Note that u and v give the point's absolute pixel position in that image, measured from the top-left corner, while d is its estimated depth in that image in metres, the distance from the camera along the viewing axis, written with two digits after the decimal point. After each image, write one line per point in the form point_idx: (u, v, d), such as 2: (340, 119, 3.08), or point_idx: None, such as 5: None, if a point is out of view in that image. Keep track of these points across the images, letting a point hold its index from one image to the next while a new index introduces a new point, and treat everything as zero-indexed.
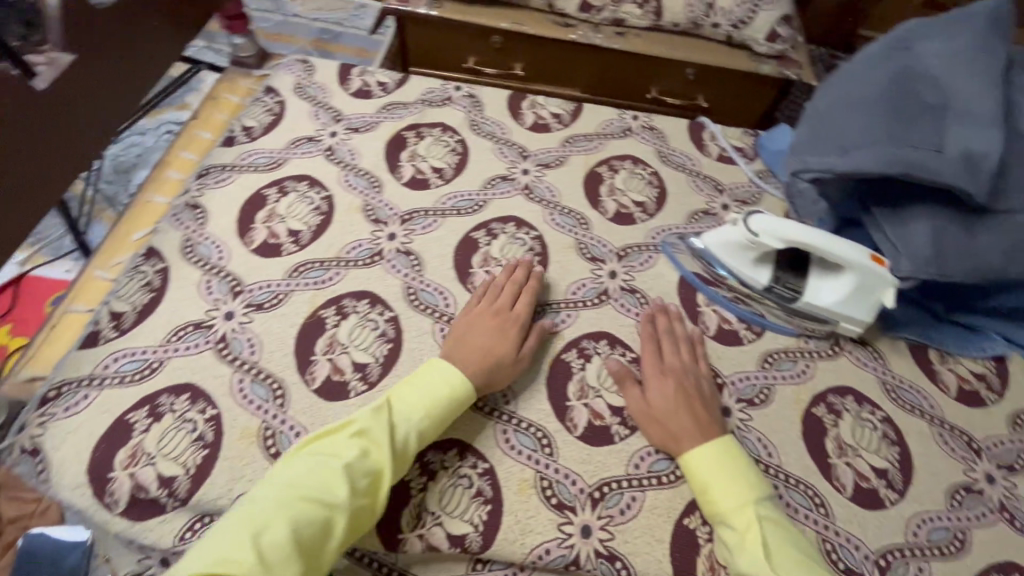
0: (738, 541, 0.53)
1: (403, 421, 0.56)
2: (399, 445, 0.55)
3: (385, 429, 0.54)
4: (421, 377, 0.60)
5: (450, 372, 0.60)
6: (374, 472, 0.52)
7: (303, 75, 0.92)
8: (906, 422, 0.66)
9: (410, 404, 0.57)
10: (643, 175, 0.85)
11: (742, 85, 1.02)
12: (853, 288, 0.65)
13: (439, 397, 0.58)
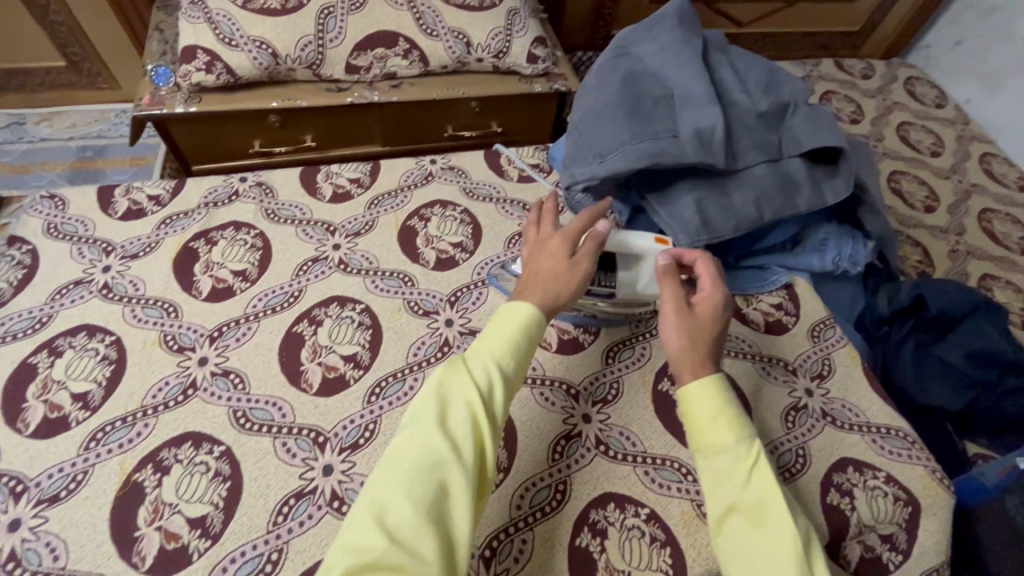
0: (737, 474, 0.51)
1: (485, 362, 0.54)
2: (506, 398, 0.54)
3: (471, 380, 0.52)
4: (501, 321, 0.58)
5: (523, 308, 0.58)
6: (491, 439, 0.51)
7: (53, 213, 0.81)
8: (735, 368, 0.74)
9: (498, 340, 0.55)
10: (454, 216, 0.87)
11: (525, 104, 1.09)
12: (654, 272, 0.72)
13: (513, 323, 0.56)
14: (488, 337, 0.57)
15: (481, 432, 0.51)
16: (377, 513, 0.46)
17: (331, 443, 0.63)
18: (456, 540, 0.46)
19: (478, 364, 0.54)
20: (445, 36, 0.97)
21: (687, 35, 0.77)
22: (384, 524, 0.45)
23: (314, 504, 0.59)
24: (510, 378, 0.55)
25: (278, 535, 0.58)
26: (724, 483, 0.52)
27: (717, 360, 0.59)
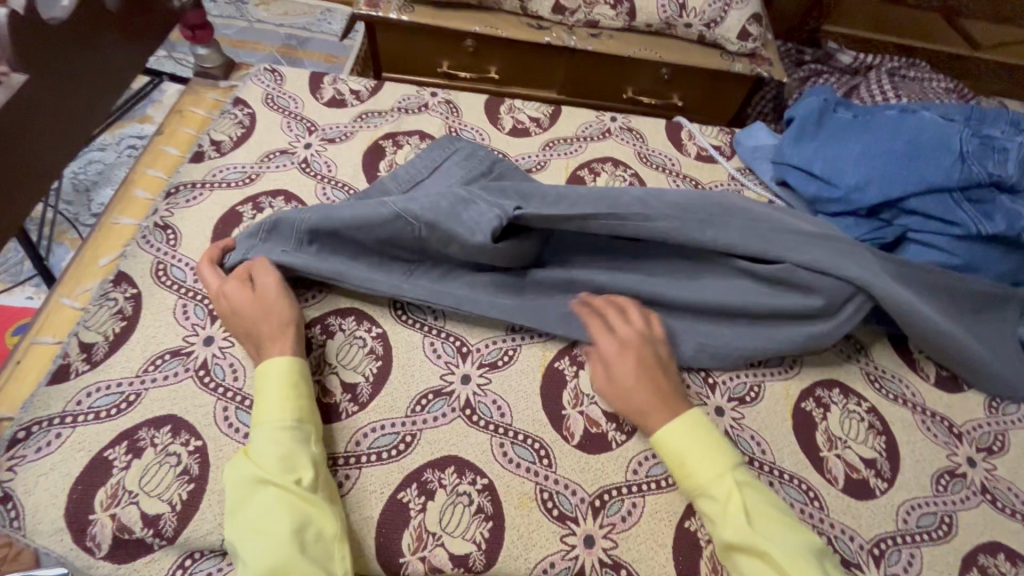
0: (720, 515, 0.52)
1: (259, 441, 0.52)
2: (295, 435, 0.53)
3: (248, 464, 0.50)
4: (259, 384, 0.56)
5: (276, 367, 0.56)
6: (289, 487, 0.49)
7: (272, 85, 0.89)
8: (890, 412, 0.68)
9: (265, 414, 0.53)
10: (623, 177, 0.85)
11: (716, 82, 1.03)
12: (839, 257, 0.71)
13: (279, 382, 0.55)
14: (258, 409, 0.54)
15: (276, 487, 0.49)
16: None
17: (473, 357, 0.66)
18: None
19: (267, 429, 0.52)
20: None
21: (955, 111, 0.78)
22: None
23: (449, 405, 0.63)
24: (282, 430, 0.53)
25: (411, 421, 0.61)
26: (715, 526, 0.53)
27: (685, 399, 0.60)
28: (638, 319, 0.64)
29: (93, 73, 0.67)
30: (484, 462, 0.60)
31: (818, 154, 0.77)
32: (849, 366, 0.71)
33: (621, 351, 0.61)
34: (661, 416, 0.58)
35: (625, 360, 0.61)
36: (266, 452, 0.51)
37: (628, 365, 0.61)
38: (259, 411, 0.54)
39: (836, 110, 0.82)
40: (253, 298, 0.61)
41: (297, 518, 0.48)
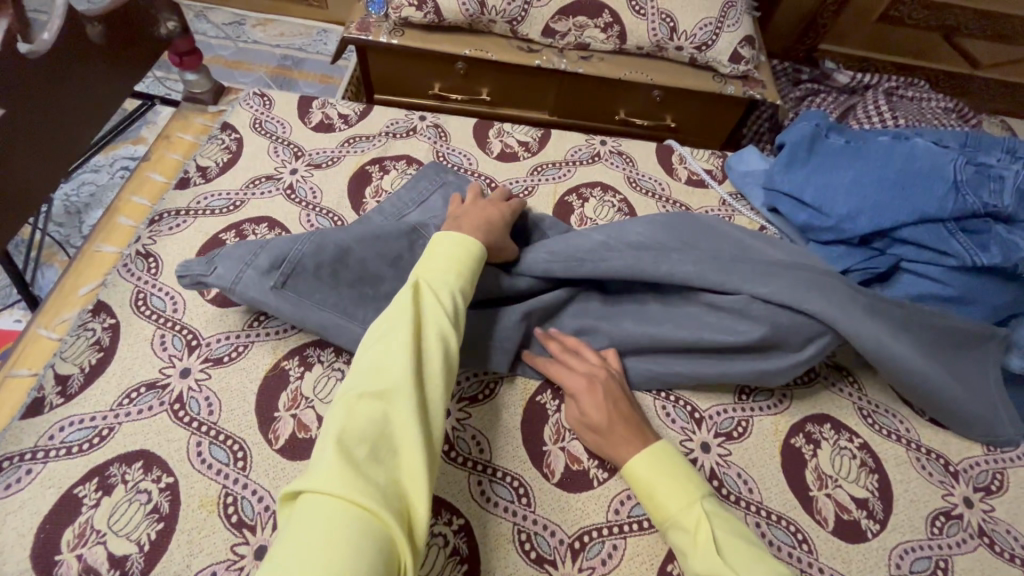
0: (690, 545, 0.50)
1: (437, 291, 0.54)
2: (452, 352, 0.52)
3: (425, 305, 0.53)
4: (442, 257, 0.58)
5: (459, 250, 0.59)
6: (426, 389, 0.48)
7: (260, 110, 0.89)
8: (883, 448, 0.66)
9: (437, 275, 0.56)
10: (611, 202, 0.83)
11: (709, 103, 1.02)
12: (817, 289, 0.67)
13: (465, 262, 0.58)
14: (400, 305, 0.52)
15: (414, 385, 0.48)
16: (348, 414, 0.45)
17: (450, 391, 0.65)
18: (425, 445, 0.46)
19: (434, 333, 0.51)
20: (651, 17, 0.92)
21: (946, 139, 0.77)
22: (343, 482, 0.40)
23: None
24: (449, 349, 0.52)
25: None
26: (687, 560, 0.50)
27: (645, 429, 0.59)
28: (594, 356, 0.65)
29: (73, 104, 0.67)
30: (460, 502, 0.58)
31: (808, 181, 0.76)
32: (841, 399, 0.69)
33: (586, 394, 0.61)
34: (625, 449, 0.58)
35: (586, 398, 0.60)
36: (422, 353, 0.50)
37: (592, 396, 0.60)
38: (414, 314, 0.52)
39: (828, 135, 0.81)
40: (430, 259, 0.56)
41: (437, 385, 0.50)
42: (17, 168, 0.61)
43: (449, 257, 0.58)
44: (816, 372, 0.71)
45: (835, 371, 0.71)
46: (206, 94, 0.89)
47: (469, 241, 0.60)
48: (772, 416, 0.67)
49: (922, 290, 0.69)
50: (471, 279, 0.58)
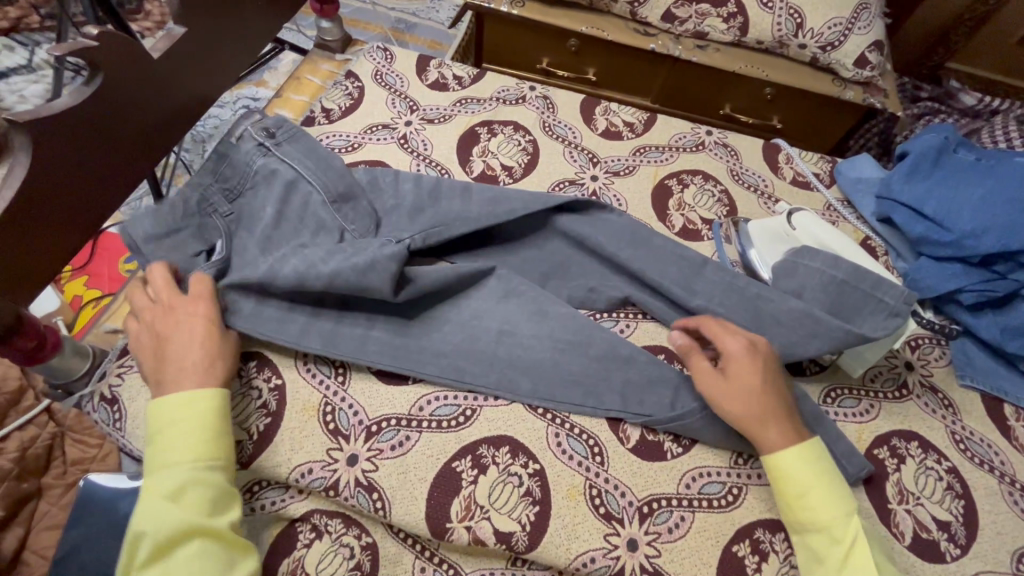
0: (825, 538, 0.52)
1: (178, 484, 0.49)
2: (213, 492, 0.50)
3: (176, 506, 0.48)
4: (163, 423, 0.51)
5: (173, 406, 0.52)
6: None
7: (382, 63, 0.94)
8: (973, 476, 0.63)
9: (166, 447, 0.50)
10: (712, 192, 0.83)
11: (822, 107, 1.00)
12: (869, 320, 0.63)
13: (184, 411, 0.52)
14: (138, 548, 0.47)
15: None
16: (162, 571, 0.46)
17: None
18: (209, 553, 0.48)
19: (183, 551, 0.47)
20: (779, 11, 0.90)
21: None
22: None
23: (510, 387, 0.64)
24: (208, 550, 0.48)
25: (470, 396, 0.63)
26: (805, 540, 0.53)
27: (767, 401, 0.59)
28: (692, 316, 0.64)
29: (235, 33, 0.73)
30: (537, 449, 0.61)
31: (931, 195, 0.72)
32: (934, 417, 0.67)
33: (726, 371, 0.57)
34: (774, 434, 0.55)
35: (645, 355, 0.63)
36: (164, 573, 0.46)
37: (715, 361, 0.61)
38: (167, 511, 0.48)
39: (956, 150, 0.77)
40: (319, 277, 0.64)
41: (218, 509, 0.50)
42: (188, 85, 0.67)
43: (188, 424, 0.51)
44: (909, 387, 0.68)
45: (932, 391, 0.69)
46: (335, 43, 0.95)
47: (202, 400, 0.52)
48: (858, 423, 0.65)
49: None
50: (213, 446, 0.52)
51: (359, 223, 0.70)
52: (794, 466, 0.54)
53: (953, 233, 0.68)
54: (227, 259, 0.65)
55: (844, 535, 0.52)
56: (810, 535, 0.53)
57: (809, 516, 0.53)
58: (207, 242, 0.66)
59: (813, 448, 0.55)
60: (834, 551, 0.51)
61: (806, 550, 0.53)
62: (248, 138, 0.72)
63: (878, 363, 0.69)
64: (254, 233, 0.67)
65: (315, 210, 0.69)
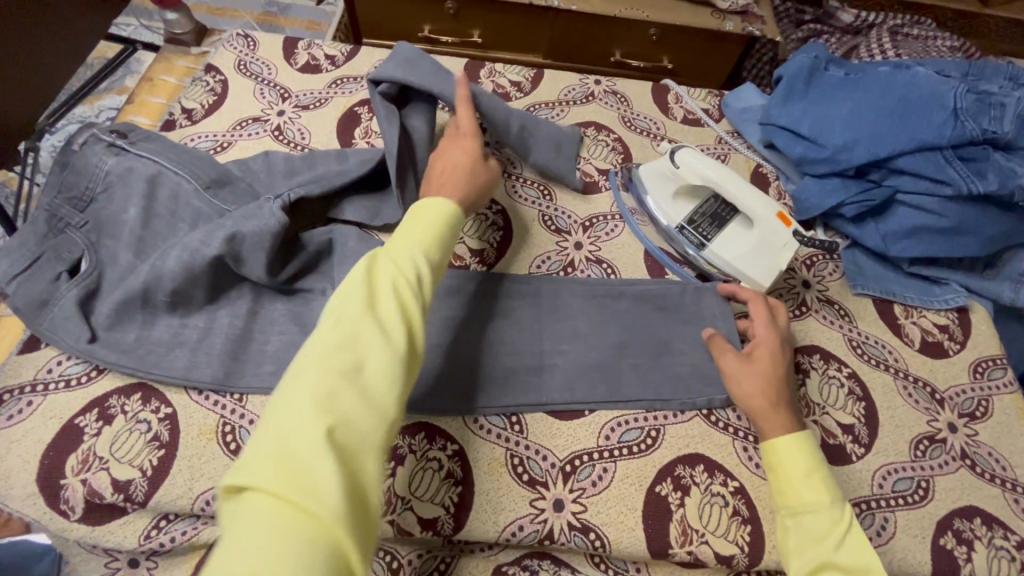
0: (830, 537, 0.49)
1: (408, 254, 0.49)
2: (414, 307, 0.46)
3: (394, 266, 0.47)
4: (414, 217, 0.53)
5: (436, 206, 0.54)
6: (393, 346, 0.43)
7: (244, 51, 0.87)
8: (871, 377, 0.67)
9: (404, 236, 0.51)
10: (606, 142, 0.82)
11: (707, 42, 1.00)
12: (756, 243, 0.65)
13: (434, 214, 0.53)
14: (343, 289, 0.46)
15: (382, 326, 0.44)
16: (331, 348, 0.41)
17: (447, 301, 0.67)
18: (371, 337, 0.43)
19: (389, 297, 0.45)
20: None
21: (950, 66, 0.75)
22: (314, 399, 0.38)
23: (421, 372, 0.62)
24: (416, 316, 0.46)
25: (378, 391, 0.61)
26: (815, 541, 0.49)
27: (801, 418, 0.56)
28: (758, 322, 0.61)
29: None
30: (455, 428, 0.59)
31: (806, 115, 0.74)
32: (832, 327, 0.70)
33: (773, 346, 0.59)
34: (777, 423, 0.55)
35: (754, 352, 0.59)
36: (375, 313, 0.44)
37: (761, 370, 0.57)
38: (363, 282, 0.46)
39: (827, 69, 0.78)
40: (186, 297, 0.61)
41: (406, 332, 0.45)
42: None
43: (432, 221, 0.53)
44: (809, 303, 0.71)
45: (829, 303, 0.72)
46: (188, 35, 0.88)
47: (448, 206, 0.55)
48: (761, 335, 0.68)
49: (918, 223, 0.69)
50: (442, 257, 0.52)
51: (239, 203, 0.67)
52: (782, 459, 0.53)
53: (831, 149, 0.70)
54: (96, 275, 0.62)
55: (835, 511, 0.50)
56: (804, 515, 0.51)
57: (798, 499, 0.51)
58: (69, 260, 0.62)
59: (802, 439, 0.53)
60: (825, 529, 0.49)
61: (794, 531, 0.51)
62: (99, 149, 0.66)
63: (777, 284, 0.72)
64: (122, 239, 0.63)
65: (188, 200, 0.65)
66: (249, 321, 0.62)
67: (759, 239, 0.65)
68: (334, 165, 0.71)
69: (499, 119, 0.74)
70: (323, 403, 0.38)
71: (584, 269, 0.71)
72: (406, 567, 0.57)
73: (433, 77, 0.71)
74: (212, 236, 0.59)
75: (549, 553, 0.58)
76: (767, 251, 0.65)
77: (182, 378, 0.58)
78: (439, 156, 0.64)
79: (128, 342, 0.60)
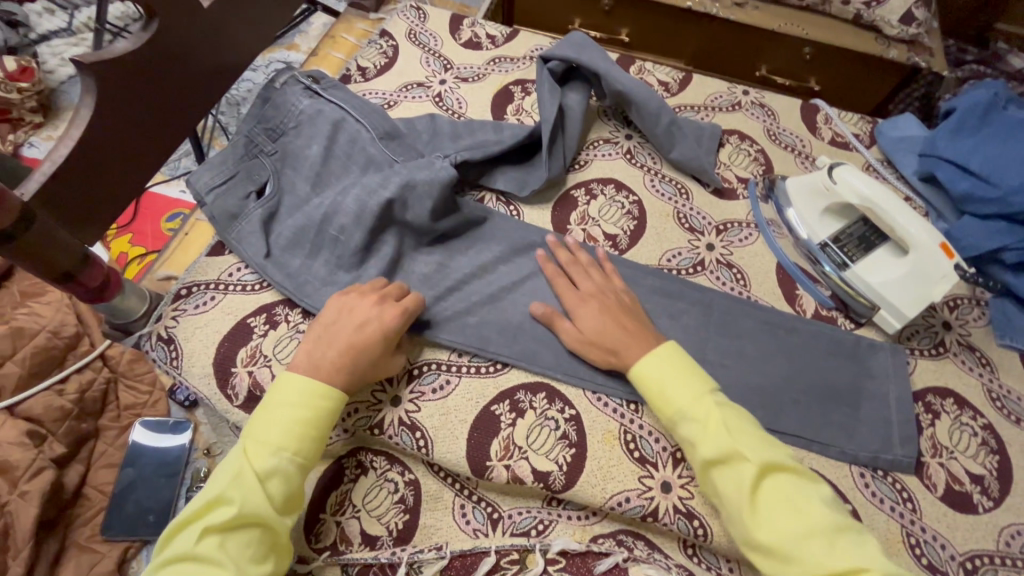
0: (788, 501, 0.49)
1: (313, 364, 0.54)
2: (320, 411, 0.53)
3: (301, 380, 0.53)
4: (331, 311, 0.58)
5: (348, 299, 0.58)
6: (290, 451, 0.51)
7: (416, 22, 0.94)
8: (1009, 433, 0.63)
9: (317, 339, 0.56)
10: (748, 151, 0.82)
11: (862, 68, 0.98)
12: (906, 272, 0.64)
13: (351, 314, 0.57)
14: (206, 509, 0.48)
15: (285, 437, 0.51)
16: (246, 449, 0.51)
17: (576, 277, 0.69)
18: (273, 440, 0.51)
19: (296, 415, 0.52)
20: None
21: None
22: (225, 488, 0.48)
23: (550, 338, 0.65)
24: (319, 423, 0.53)
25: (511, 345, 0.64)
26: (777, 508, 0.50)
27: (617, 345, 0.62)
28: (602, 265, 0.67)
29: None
30: (574, 395, 0.62)
31: (977, 152, 0.71)
32: (971, 373, 0.67)
33: (583, 301, 0.63)
34: None
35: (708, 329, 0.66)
36: (226, 553, 0.47)
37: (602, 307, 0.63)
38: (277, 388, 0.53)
39: (1005, 107, 0.74)
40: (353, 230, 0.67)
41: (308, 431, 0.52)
42: (233, 37, 0.68)
43: (299, 411, 0.52)
44: (948, 345, 0.68)
45: (970, 348, 0.68)
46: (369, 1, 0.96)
47: (317, 384, 0.54)
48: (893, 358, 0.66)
49: None
50: (315, 446, 0.53)
51: (407, 156, 0.73)
52: (728, 484, 0.51)
53: (1003, 190, 0.67)
54: (278, 198, 0.70)
55: (816, 518, 0.48)
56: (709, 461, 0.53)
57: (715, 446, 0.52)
58: (257, 182, 0.71)
59: (741, 451, 0.51)
60: (800, 526, 0.48)
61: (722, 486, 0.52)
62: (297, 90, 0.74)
63: (915, 321, 0.69)
64: (303, 171, 0.70)
65: (365, 146, 0.72)
66: (401, 263, 0.68)
67: (908, 265, 0.64)
68: (492, 133, 0.76)
69: (650, 107, 0.78)
70: (230, 496, 0.48)
71: (714, 270, 0.72)
72: (505, 521, 0.60)
73: (596, 61, 0.76)
74: (388, 180, 0.66)
75: (645, 532, 0.60)
76: (914, 277, 0.63)
77: (327, 311, 0.64)
78: (332, 317, 0.58)
79: (298, 262, 0.67)
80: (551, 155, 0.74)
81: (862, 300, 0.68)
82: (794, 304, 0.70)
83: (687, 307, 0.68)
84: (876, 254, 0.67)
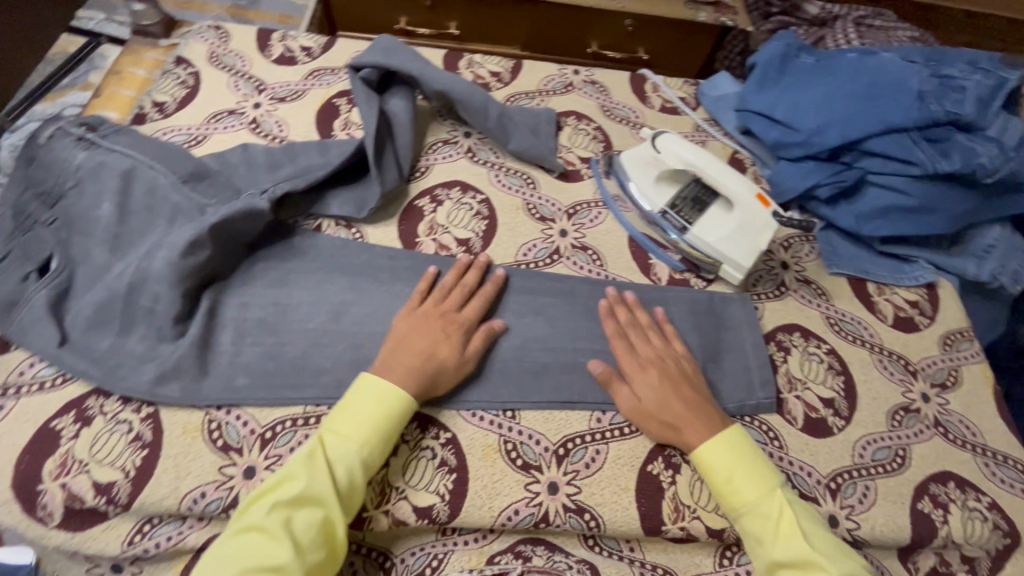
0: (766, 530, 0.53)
1: (341, 459, 0.51)
2: (338, 510, 0.49)
3: (325, 474, 0.50)
4: (351, 397, 0.55)
5: (375, 386, 0.54)
6: (300, 548, 0.47)
7: (216, 43, 0.84)
8: (849, 353, 0.69)
9: (344, 432, 0.52)
10: (586, 130, 0.83)
11: (680, 33, 1.02)
12: (737, 225, 0.68)
13: (377, 406, 0.54)
14: (277, 486, 0.49)
15: (295, 540, 0.47)
16: (239, 551, 0.46)
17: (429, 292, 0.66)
18: (273, 538, 0.46)
19: (310, 515, 0.48)
20: None
21: (913, 53, 0.79)
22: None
23: None
24: (336, 525, 0.49)
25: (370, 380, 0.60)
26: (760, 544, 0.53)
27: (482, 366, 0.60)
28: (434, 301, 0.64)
29: None
30: (448, 417, 0.59)
31: (781, 101, 0.76)
32: (810, 305, 0.72)
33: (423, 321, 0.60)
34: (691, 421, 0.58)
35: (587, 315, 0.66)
36: None
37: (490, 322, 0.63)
38: (296, 483, 0.49)
39: (798, 56, 0.81)
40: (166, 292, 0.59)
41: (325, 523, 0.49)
42: None
43: (311, 506, 0.48)
44: (788, 284, 0.73)
45: (807, 282, 0.74)
46: (155, 27, 0.85)
47: (386, 404, 0.54)
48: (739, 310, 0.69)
49: (889, 203, 0.72)
50: (382, 444, 0.53)
51: (219, 197, 0.65)
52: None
53: (805, 133, 0.72)
54: (67, 272, 0.60)
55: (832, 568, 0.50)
56: (744, 516, 0.54)
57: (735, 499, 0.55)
58: (37, 259, 0.60)
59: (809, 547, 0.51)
60: None
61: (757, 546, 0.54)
62: (69, 142, 0.64)
63: (757, 267, 0.74)
64: (93, 236, 0.61)
65: (166, 194, 0.64)
66: (232, 317, 0.61)
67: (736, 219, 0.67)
68: (316, 156, 0.70)
69: (478, 102, 0.75)
70: None
71: (570, 256, 0.72)
72: (399, 566, 0.56)
73: (412, 64, 0.73)
74: (194, 230, 0.58)
75: (544, 537, 0.59)
76: (742, 229, 0.67)
77: (147, 394, 0.56)
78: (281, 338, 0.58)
79: (106, 339, 0.58)
80: (382, 168, 0.70)
81: (705, 258, 0.70)
82: (647, 274, 0.72)
83: (548, 299, 0.67)
84: (708, 213, 0.70)
